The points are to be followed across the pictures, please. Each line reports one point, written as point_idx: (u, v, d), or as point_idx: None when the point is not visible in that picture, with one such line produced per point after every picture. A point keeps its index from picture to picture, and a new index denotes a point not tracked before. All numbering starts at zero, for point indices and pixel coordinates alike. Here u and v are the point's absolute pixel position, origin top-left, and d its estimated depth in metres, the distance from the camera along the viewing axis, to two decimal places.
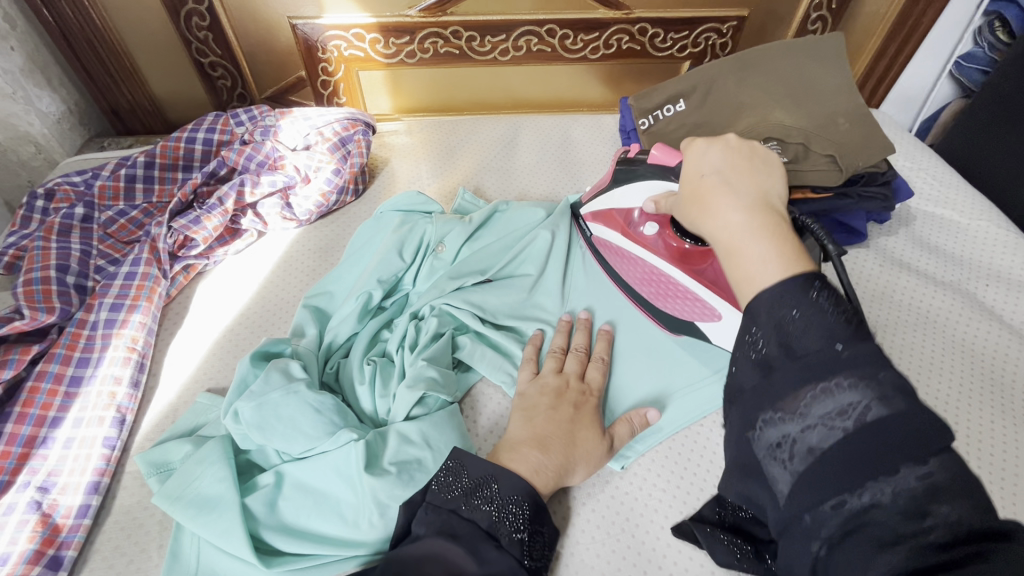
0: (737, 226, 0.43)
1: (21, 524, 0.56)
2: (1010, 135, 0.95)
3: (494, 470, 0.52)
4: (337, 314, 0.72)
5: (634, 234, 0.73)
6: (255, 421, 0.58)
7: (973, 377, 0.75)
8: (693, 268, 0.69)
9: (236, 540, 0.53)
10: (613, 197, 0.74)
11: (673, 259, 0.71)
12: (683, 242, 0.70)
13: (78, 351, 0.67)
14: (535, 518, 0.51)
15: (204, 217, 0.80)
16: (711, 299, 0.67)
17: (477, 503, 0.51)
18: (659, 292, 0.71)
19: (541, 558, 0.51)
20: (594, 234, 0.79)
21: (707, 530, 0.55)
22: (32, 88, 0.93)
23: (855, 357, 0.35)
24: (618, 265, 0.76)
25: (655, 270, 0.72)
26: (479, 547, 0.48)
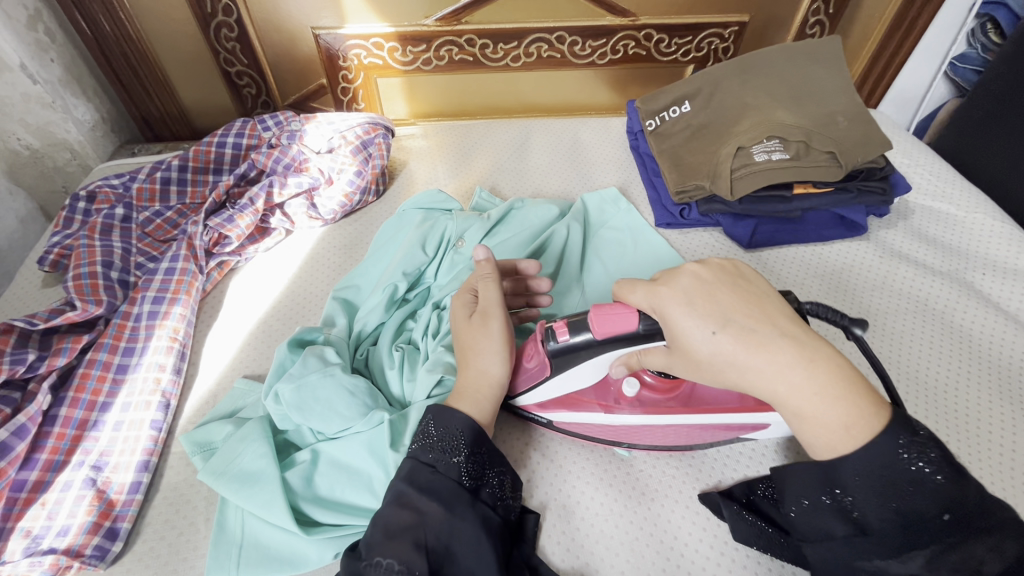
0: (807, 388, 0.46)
1: (79, 499, 0.60)
2: (1003, 132, 0.99)
3: (426, 408, 0.58)
4: (365, 305, 0.76)
5: (609, 405, 0.62)
6: (295, 402, 0.62)
7: (970, 360, 0.78)
8: (689, 399, 0.61)
9: (279, 511, 0.57)
10: (560, 381, 0.61)
11: (664, 399, 0.61)
12: (647, 378, 0.61)
13: (123, 341, 0.71)
14: (473, 443, 0.56)
15: (237, 216, 0.85)
16: (750, 419, 0.61)
17: (415, 439, 0.56)
18: (672, 437, 0.63)
19: (485, 475, 0.55)
20: (553, 419, 0.65)
21: (734, 509, 0.58)
22: (70, 97, 0.98)
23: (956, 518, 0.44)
24: (620, 439, 0.64)
25: (659, 427, 0.62)
26: (419, 476, 0.54)
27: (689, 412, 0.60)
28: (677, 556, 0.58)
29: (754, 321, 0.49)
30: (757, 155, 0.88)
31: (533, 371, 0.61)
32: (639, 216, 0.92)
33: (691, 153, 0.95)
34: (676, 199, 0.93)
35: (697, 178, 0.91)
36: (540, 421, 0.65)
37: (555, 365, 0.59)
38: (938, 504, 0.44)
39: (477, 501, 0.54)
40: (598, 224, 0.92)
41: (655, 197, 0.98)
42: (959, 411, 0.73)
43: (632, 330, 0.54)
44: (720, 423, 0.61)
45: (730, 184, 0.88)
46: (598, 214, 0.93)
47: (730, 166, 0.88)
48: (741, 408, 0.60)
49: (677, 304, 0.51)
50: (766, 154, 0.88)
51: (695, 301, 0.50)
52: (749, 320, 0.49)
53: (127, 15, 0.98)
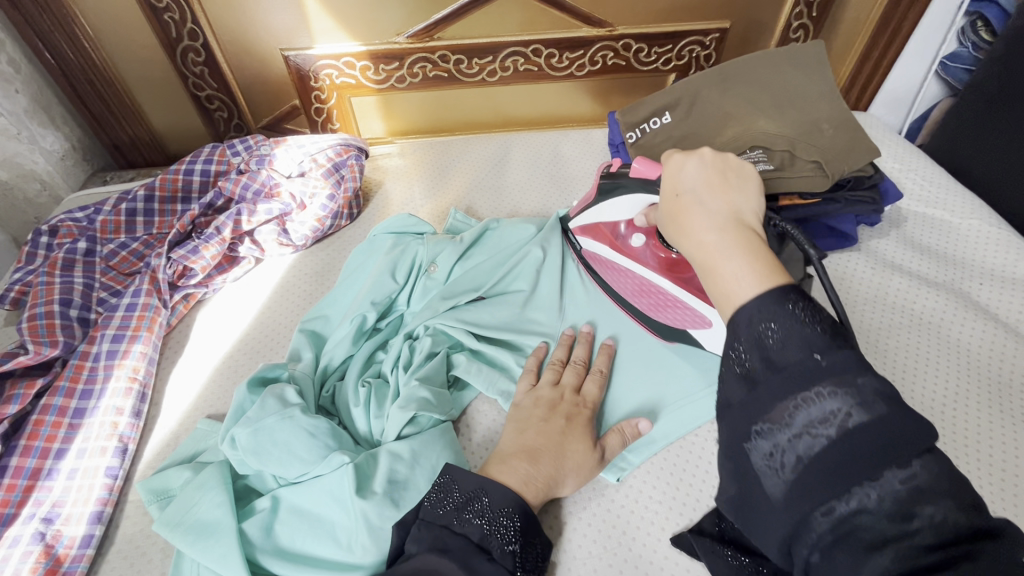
0: (714, 246, 0.44)
1: (26, 555, 0.57)
2: (997, 135, 0.96)
3: (484, 484, 0.54)
4: (332, 337, 0.73)
5: (621, 244, 0.74)
6: (252, 447, 0.59)
7: (972, 378, 0.74)
8: (682, 278, 0.70)
9: (233, 566, 0.54)
10: (600, 209, 0.76)
11: (661, 267, 0.71)
12: (669, 251, 0.71)
13: (81, 382, 0.69)
14: (527, 531, 0.52)
15: (202, 247, 0.82)
16: (699, 306, 0.67)
17: (467, 517, 0.52)
18: (647, 301, 0.72)
19: (536, 567, 0.52)
20: (585, 248, 0.80)
21: (707, 544, 0.54)
22: (36, 128, 0.96)
23: (836, 365, 0.35)
24: (608, 276, 0.77)
25: (642, 281, 0.73)
26: (471, 563, 0.49)
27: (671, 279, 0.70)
28: None
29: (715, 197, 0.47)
30: None
31: (588, 200, 0.79)
32: None
33: None
34: None
35: None
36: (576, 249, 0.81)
37: (599, 194, 0.76)
38: (806, 343, 0.36)
39: None
40: None
41: None
42: (956, 432, 0.69)
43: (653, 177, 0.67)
44: (684, 302, 0.68)
45: None
46: None
47: None
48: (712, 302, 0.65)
49: (673, 166, 0.51)
50: (749, 166, 0.85)
51: (699, 188, 0.49)
52: None
53: (91, 42, 0.96)
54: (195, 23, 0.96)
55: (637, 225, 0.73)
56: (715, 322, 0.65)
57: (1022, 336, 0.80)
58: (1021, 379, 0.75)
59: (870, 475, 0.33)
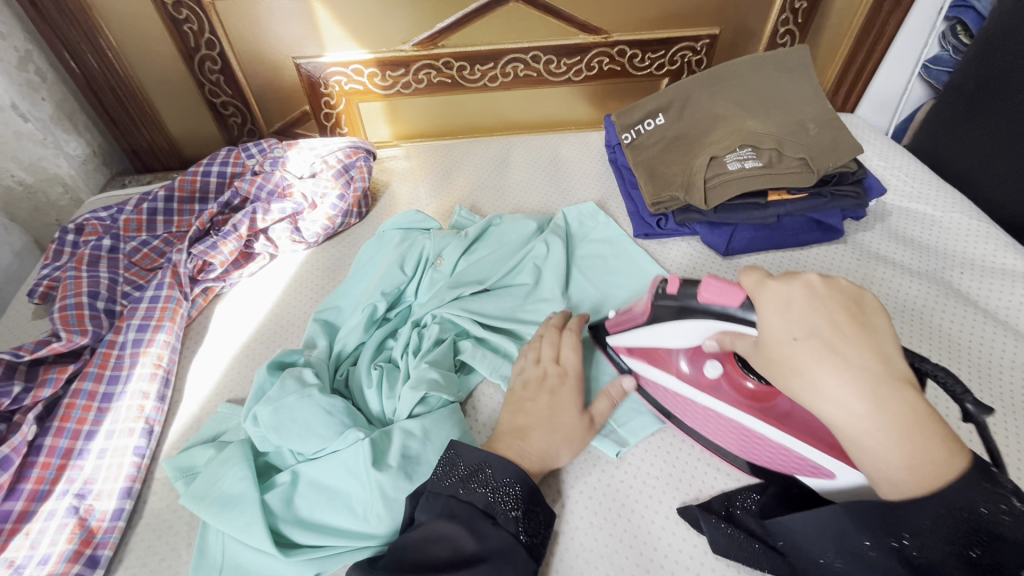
0: (865, 417, 0.44)
1: (62, 527, 0.60)
2: (975, 134, 1.00)
3: (487, 456, 0.58)
4: (345, 325, 0.77)
5: (692, 378, 0.66)
6: (272, 424, 0.63)
7: (952, 360, 0.78)
8: (771, 411, 0.61)
9: (257, 533, 0.57)
10: (653, 333, 0.66)
11: (749, 402, 0.63)
12: (748, 380, 0.63)
13: (109, 369, 0.73)
14: (529, 498, 0.56)
15: (220, 243, 0.87)
16: (816, 457, 0.56)
17: (472, 486, 0.56)
18: (722, 432, 0.65)
19: (539, 533, 0.55)
20: (635, 370, 0.71)
21: (712, 521, 0.58)
22: (60, 133, 1.01)
23: (969, 554, 0.42)
24: (668, 404, 0.69)
25: (723, 417, 0.64)
26: (478, 527, 0.53)
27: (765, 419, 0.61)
28: (655, 566, 0.58)
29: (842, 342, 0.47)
30: (730, 164, 0.89)
31: (633, 317, 0.68)
32: (619, 229, 0.93)
33: (667, 164, 0.96)
34: (653, 211, 0.94)
35: (672, 189, 0.92)
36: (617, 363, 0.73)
37: (651, 316, 0.65)
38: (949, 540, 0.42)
39: (530, 558, 0.53)
40: (577, 236, 0.92)
41: (633, 209, 0.99)
42: None
43: (734, 306, 0.56)
44: (784, 443, 0.59)
45: (704, 195, 0.89)
46: (577, 226, 0.94)
47: (704, 175, 0.90)
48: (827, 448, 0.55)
49: (779, 302, 0.50)
50: (739, 163, 0.89)
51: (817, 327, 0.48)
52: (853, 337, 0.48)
53: (114, 51, 1.01)
54: (212, 33, 1.01)
55: (707, 354, 0.65)
56: (839, 475, 0.55)
57: (999, 321, 0.84)
58: (1000, 360, 0.79)
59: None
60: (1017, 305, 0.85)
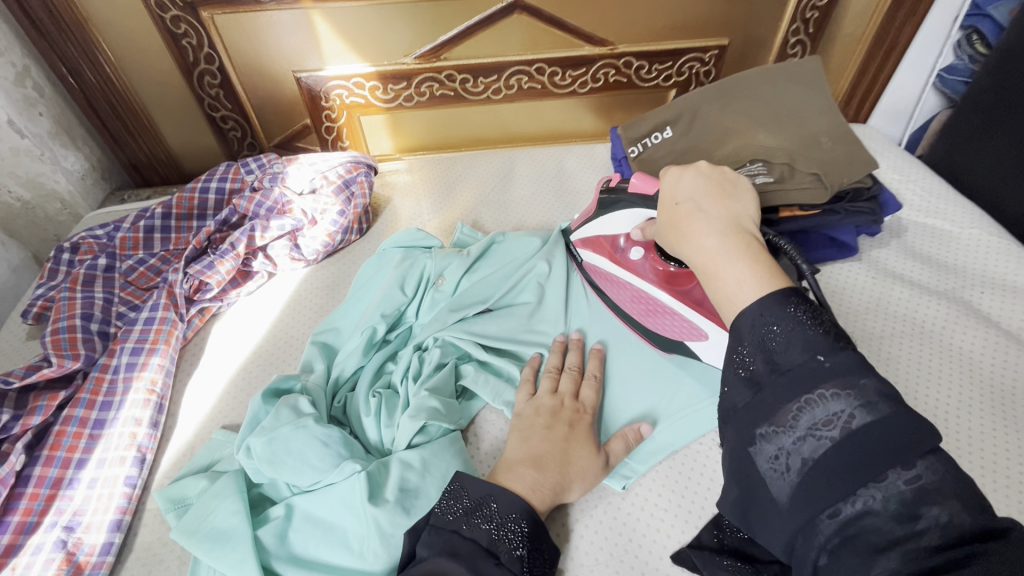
0: (714, 250, 0.50)
1: (48, 562, 0.59)
2: (994, 147, 0.97)
3: (493, 489, 0.55)
4: (343, 349, 0.75)
5: (621, 259, 0.76)
6: (266, 456, 0.60)
7: (973, 384, 0.75)
8: (679, 290, 0.71)
9: (249, 572, 0.55)
10: (598, 223, 0.78)
11: (664, 276, 0.72)
12: (668, 265, 0.72)
13: (101, 395, 0.71)
14: (534, 536, 0.53)
15: (217, 262, 0.85)
16: (698, 319, 0.67)
17: (476, 522, 0.53)
18: (651, 316, 0.73)
19: (543, 574, 0.53)
20: (586, 261, 0.81)
21: (709, 558, 0.56)
22: (59, 148, 1.00)
23: (836, 366, 0.41)
24: (608, 289, 0.78)
25: (645, 296, 0.73)
26: (479, 566, 0.50)
27: (674, 293, 0.70)
28: None
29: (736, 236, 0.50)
30: None
31: (589, 213, 0.80)
32: None
33: None
34: None
35: None
36: (578, 262, 0.83)
37: (596, 209, 0.78)
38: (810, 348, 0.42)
39: None
40: None
41: None
42: (955, 438, 0.70)
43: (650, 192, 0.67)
44: (688, 319, 0.69)
45: None
46: None
47: None
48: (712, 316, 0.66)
49: (670, 178, 0.59)
50: (749, 178, 0.86)
51: (696, 197, 0.56)
52: None
53: (113, 66, 1.00)
54: (212, 48, 1.00)
55: (635, 240, 0.74)
56: (712, 334, 0.66)
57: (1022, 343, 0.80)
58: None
59: (874, 476, 0.38)
60: None
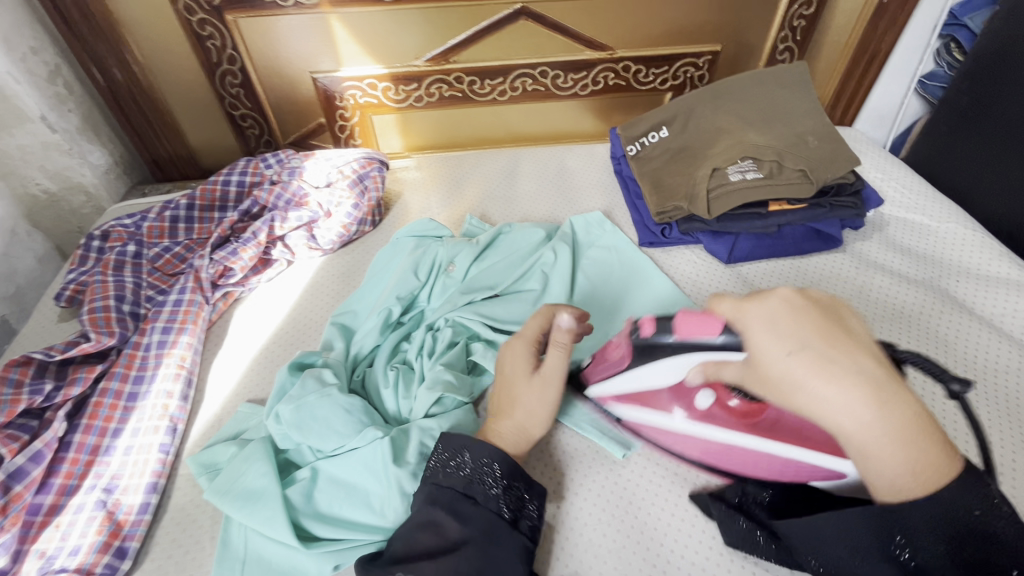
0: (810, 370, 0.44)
1: (90, 519, 0.63)
2: (968, 147, 1.04)
3: (467, 441, 0.59)
4: (361, 328, 0.80)
5: (673, 403, 0.60)
6: (294, 422, 0.65)
7: (949, 365, 0.81)
8: (762, 428, 0.55)
9: (279, 526, 0.60)
10: (633, 377, 0.63)
11: (738, 422, 0.56)
12: (730, 398, 0.55)
13: (134, 369, 0.75)
14: (508, 475, 0.57)
15: (240, 249, 0.90)
16: (822, 461, 0.52)
17: (453, 471, 0.58)
18: (726, 457, 0.59)
19: (522, 507, 0.57)
20: (624, 416, 0.67)
21: (724, 511, 0.60)
22: (85, 143, 1.05)
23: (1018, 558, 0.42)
24: (664, 440, 0.64)
25: (725, 446, 0.58)
26: (458, 509, 0.55)
27: (764, 440, 0.55)
28: (660, 560, 0.60)
29: (837, 350, 0.43)
30: (733, 175, 0.92)
31: (614, 362, 0.66)
32: (624, 237, 0.96)
33: (671, 176, 0.99)
34: (658, 220, 0.97)
35: (676, 199, 0.95)
36: (591, 403, 0.71)
37: (630, 359, 0.63)
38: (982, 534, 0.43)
39: (515, 532, 0.55)
40: (584, 243, 0.95)
41: (638, 218, 1.02)
42: None
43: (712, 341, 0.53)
44: (795, 458, 0.54)
45: (707, 205, 0.92)
46: (583, 234, 0.97)
47: (707, 186, 0.92)
48: (824, 450, 0.51)
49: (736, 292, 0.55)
50: (740, 174, 0.92)
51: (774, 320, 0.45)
52: None
53: (140, 66, 1.06)
54: (234, 49, 1.05)
55: (690, 385, 0.58)
56: (849, 472, 0.51)
57: (994, 327, 0.86)
58: (996, 366, 0.81)
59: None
60: (1011, 312, 0.88)
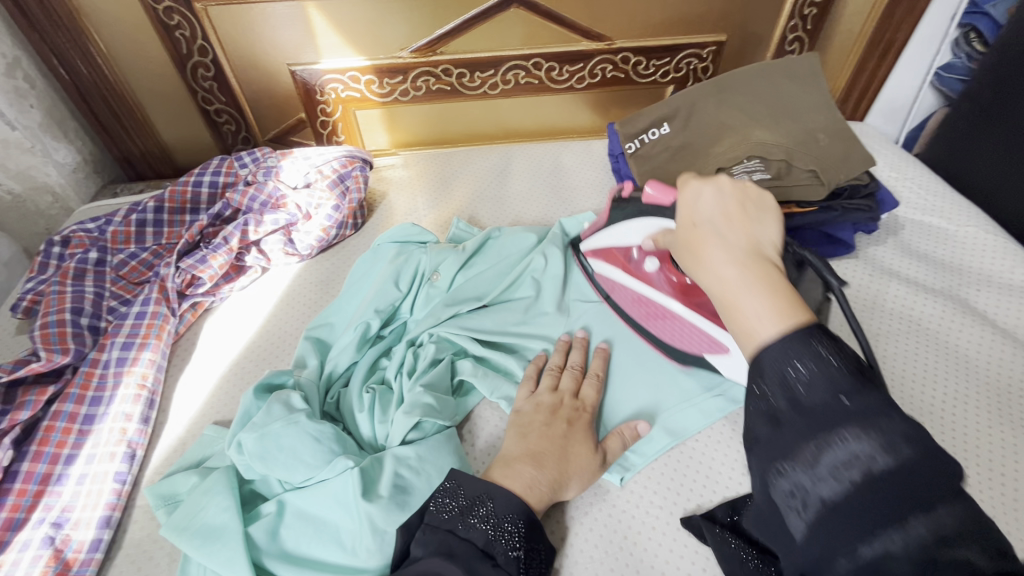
0: (732, 280, 0.42)
1: (36, 559, 0.58)
2: (991, 144, 0.97)
3: (490, 489, 0.55)
4: (337, 344, 0.74)
5: (636, 269, 0.74)
6: (258, 452, 0.60)
7: (972, 383, 0.75)
8: (695, 303, 0.69)
9: (239, 569, 0.54)
10: (607, 235, 0.77)
11: (674, 292, 0.71)
12: (685, 277, 0.70)
13: (91, 390, 0.70)
14: (530, 535, 0.53)
15: (209, 256, 0.84)
16: (714, 333, 0.66)
17: (471, 521, 0.53)
18: (665, 326, 0.72)
19: (539, 571, 0.53)
20: (597, 271, 0.79)
21: (717, 531, 0.56)
22: (50, 141, 0.99)
23: (863, 408, 0.34)
24: (619, 299, 0.77)
25: (657, 307, 0.73)
26: (476, 568, 0.49)
27: (685, 305, 0.69)
28: None
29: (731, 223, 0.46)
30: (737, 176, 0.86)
31: (603, 222, 0.79)
32: None
33: (672, 176, 0.93)
34: None
35: None
36: (587, 271, 0.81)
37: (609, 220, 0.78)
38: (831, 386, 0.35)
39: None
40: None
41: None
42: (951, 436, 0.69)
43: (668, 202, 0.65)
44: (701, 327, 0.67)
45: None
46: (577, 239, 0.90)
47: None
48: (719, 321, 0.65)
49: (689, 195, 0.50)
50: (746, 175, 0.86)
51: (717, 218, 0.47)
52: None
53: (105, 59, 0.99)
54: (206, 40, 0.99)
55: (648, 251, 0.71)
56: (732, 350, 0.64)
57: (1018, 340, 0.80)
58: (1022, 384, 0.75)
59: (893, 518, 0.31)
60: None
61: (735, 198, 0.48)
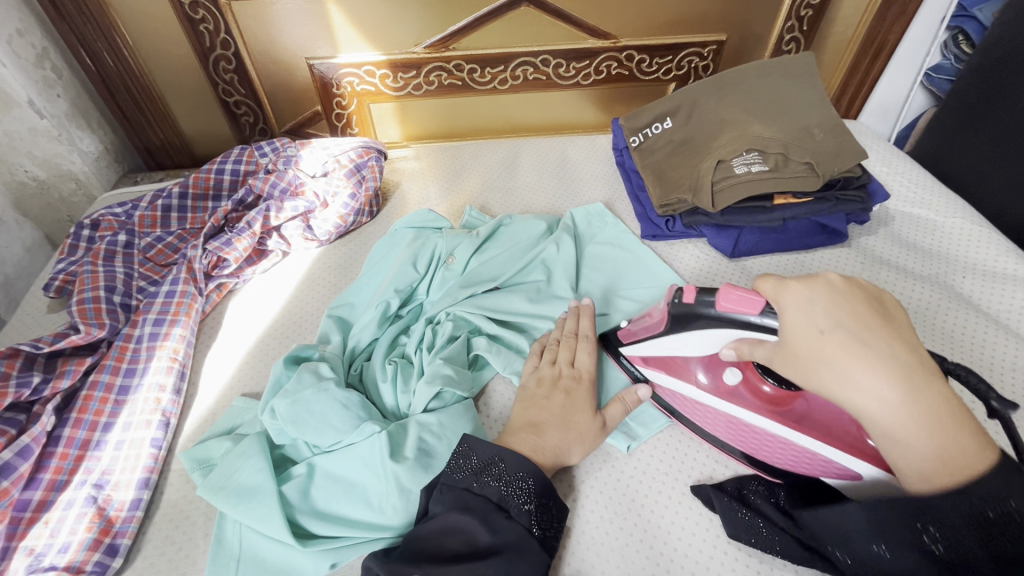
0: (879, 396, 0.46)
1: (80, 516, 0.61)
2: (977, 140, 1.02)
3: (501, 451, 0.59)
4: (359, 321, 0.78)
5: (712, 386, 0.67)
6: (290, 417, 0.64)
7: (956, 361, 0.80)
8: (787, 412, 0.64)
9: (274, 523, 0.58)
10: (666, 341, 0.69)
11: (764, 404, 0.65)
12: (766, 383, 0.65)
13: (125, 362, 0.74)
14: (542, 492, 0.57)
15: (234, 240, 0.88)
16: (841, 460, 0.59)
17: (485, 480, 0.57)
18: (758, 441, 0.65)
19: (551, 526, 0.56)
20: (649, 377, 0.72)
21: (725, 502, 0.60)
22: (75, 130, 1.02)
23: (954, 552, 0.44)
24: (696, 418, 0.69)
25: (750, 427, 0.65)
26: (491, 519, 0.54)
27: (790, 425, 0.62)
28: (666, 559, 0.59)
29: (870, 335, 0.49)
30: (737, 168, 0.91)
31: (650, 325, 0.70)
32: (625, 229, 0.94)
33: (675, 168, 0.97)
34: (661, 213, 0.95)
35: (680, 191, 0.93)
36: (625, 364, 0.74)
37: (665, 324, 0.67)
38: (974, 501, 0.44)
39: (542, 551, 0.54)
40: (585, 236, 0.94)
41: (641, 210, 1.00)
42: None
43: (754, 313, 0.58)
44: (821, 453, 0.60)
45: (711, 198, 0.90)
46: (583, 226, 0.95)
47: (711, 178, 0.91)
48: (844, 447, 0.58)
49: (795, 303, 0.54)
50: (745, 166, 0.91)
51: (820, 309, 0.52)
52: (860, 331, 0.49)
53: (130, 51, 1.03)
54: (228, 33, 1.02)
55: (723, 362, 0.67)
56: (865, 473, 0.57)
57: (1000, 323, 0.85)
58: (1002, 363, 0.80)
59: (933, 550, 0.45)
60: (1018, 309, 0.87)
61: (837, 301, 0.52)
